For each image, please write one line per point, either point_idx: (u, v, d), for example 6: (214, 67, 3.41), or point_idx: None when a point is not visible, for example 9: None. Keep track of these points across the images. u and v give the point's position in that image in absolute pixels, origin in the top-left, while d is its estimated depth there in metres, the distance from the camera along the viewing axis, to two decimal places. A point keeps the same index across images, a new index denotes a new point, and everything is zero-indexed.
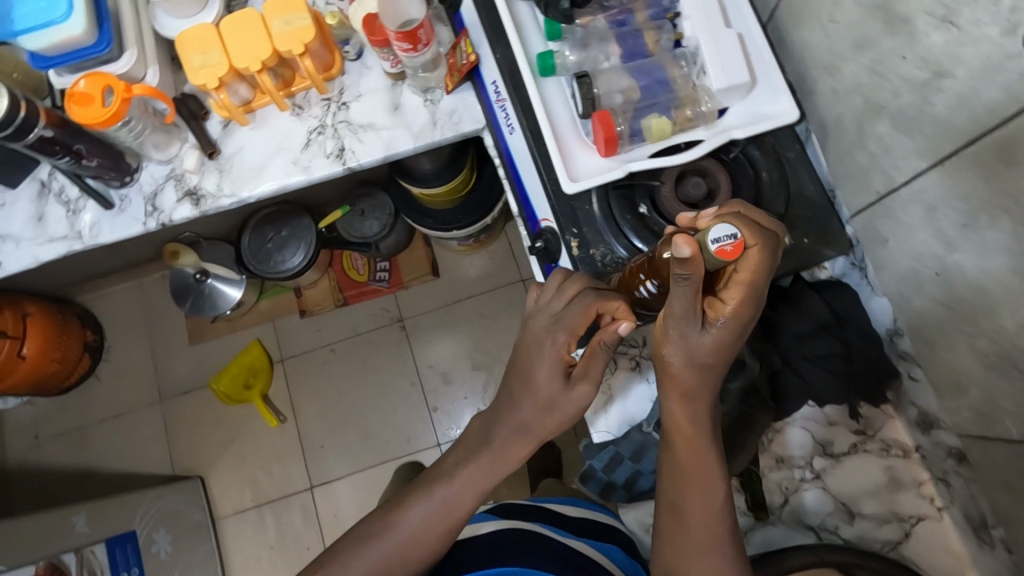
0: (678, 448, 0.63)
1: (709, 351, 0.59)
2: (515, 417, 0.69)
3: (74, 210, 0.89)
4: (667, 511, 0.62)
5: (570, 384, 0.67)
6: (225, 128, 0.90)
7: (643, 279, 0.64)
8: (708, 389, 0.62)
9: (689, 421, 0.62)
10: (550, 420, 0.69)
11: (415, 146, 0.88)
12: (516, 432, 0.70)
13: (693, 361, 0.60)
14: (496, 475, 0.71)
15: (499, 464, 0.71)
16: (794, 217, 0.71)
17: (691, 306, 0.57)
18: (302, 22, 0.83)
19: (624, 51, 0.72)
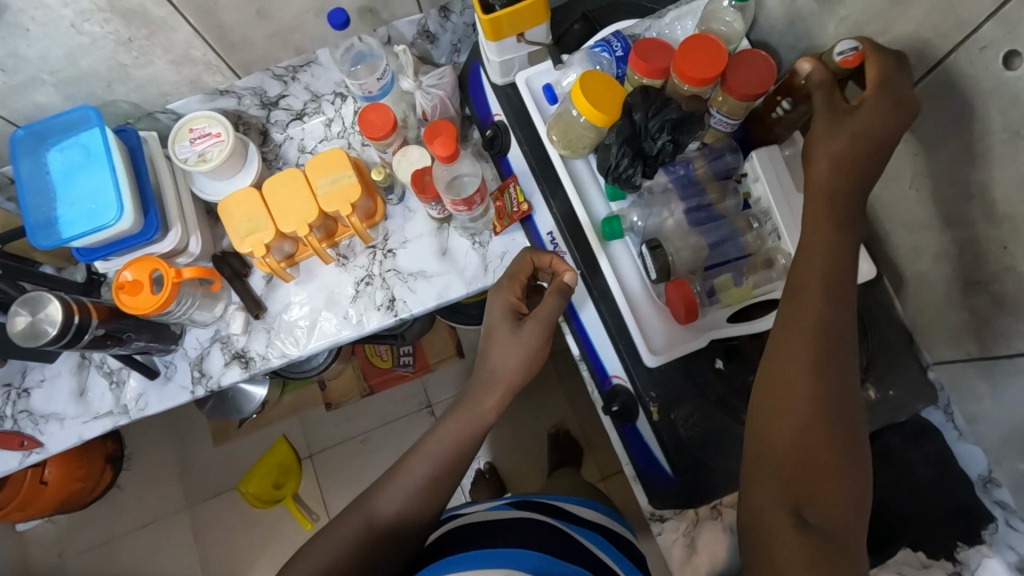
0: (801, 330, 0.53)
1: (862, 142, 0.53)
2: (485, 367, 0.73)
3: (117, 382, 0.85)
4: (790, 348, 0.53)
5: (520, 323, 0.71)
6: (269, 283, 0.88)
7: (778, 100, 0.64)
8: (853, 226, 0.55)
9: (812, 269, 0.54)
10: (513, 362, 0.72)
11: (468, 292, 0.87)
12: (486, 381, 0.73)
13: (841, 165, 0.54)
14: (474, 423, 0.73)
15: (478, 413, 0.73)
16: (879, 368, 0.68)
17: (827, 106, 0.55)
18: (348, 181, 0.82)
19: (688, 205, 0.71)
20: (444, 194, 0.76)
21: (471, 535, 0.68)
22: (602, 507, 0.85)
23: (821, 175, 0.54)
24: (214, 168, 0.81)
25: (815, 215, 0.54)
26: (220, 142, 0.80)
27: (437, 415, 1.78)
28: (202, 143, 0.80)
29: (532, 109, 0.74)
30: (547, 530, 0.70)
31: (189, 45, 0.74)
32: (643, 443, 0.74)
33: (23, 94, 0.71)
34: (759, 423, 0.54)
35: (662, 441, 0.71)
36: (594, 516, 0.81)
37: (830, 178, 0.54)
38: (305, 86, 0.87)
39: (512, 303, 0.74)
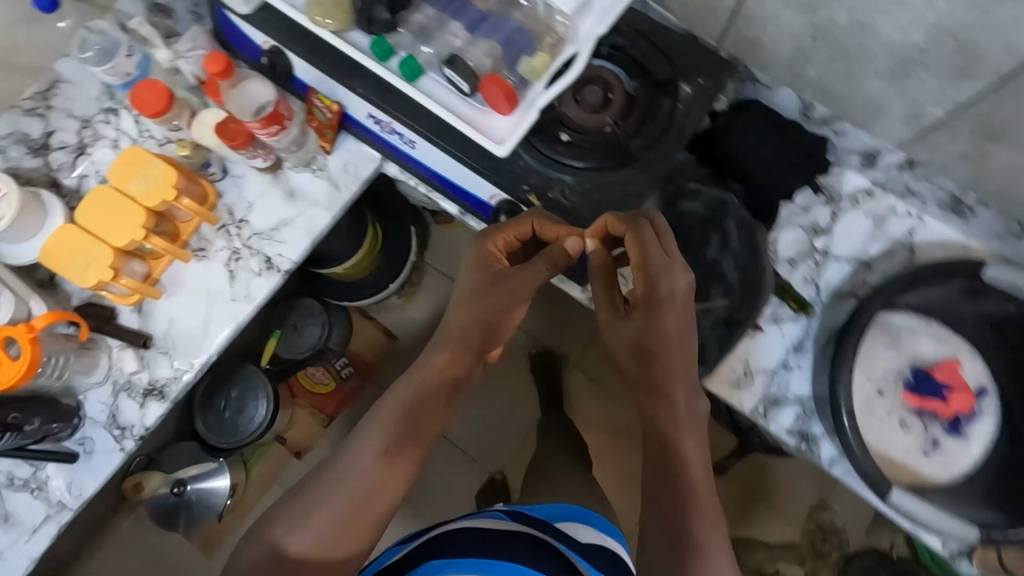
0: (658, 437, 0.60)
1: (648, 332, 0.62)
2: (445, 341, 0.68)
3: (38, 485, 0.78)
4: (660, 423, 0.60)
5: (495, 274, 0.68)
6: (141, 312, 0.83)
7: None
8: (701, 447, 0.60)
9: (688, 435, 0.60)
10: (472, 323, 0.68)
11: (333, 216, 0.87)
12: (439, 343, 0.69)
13: (652, 336, 0.62)
14: (427, 423, 0.66)
15: (420, 423, 0.65)
16: (682, 70, 0.77)
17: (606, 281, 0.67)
18: (159, 170, 0.78)
19: (465, 23, 0.75)
20: (252, 120, 0.76)
21: (467, 542, 0.67)
22: (599, 519, 0.79)
23: (622, 336, 0.63)
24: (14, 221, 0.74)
25: (647, 339, 0.62)
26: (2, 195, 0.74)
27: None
28: None
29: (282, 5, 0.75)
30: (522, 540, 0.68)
31: None
32: None
33: None
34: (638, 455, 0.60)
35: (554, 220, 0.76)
36: (592, 531, 0.76)
37: (632, 330, 0.63)
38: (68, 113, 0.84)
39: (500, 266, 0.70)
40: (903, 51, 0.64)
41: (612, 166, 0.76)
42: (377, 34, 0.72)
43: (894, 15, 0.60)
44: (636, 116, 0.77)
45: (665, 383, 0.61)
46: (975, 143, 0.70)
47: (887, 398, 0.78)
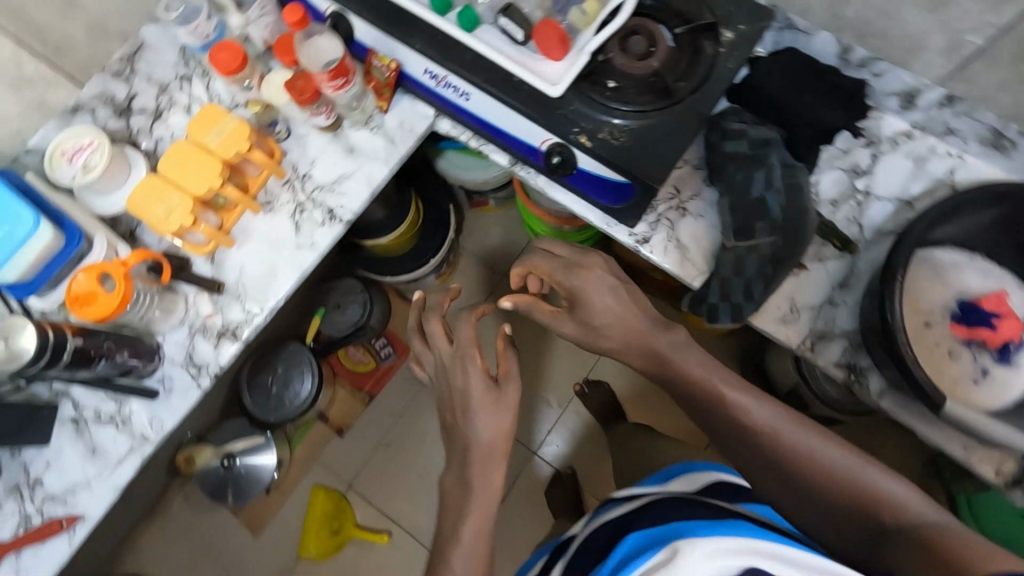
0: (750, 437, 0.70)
1: (729, 415, 0.71)
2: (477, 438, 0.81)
3: (122, 420, 0.83)
4: (751, 432, 0.70)
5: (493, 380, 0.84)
6: (214, 262, 0.89)
7: None
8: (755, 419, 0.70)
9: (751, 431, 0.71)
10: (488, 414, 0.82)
11: (390, 169, 0.92)
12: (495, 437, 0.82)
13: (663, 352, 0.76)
14: (485, 511, 0.78)
15: (485, 492, 0.79)
16: (723, 17, 0.81)
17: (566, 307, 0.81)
18: (233, 124, 0.85)
19: None
20: (318, 71, 0.83)
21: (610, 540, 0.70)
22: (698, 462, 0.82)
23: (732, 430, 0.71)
24: (101, 179, 0.82)
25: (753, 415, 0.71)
26: (97, 147, 0.81)
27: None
28: (79, 157, 0.80)
29: None
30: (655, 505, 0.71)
31: (17, 60, 0.74)
32: (593, 178, 0.83)
33: None
34: (760, 440, 0.69)
35: (605, 161, 0.79)
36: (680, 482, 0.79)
37: (710, 392, 0.72)
38: (147, 78, 0.90)
39: (583, 268, 0.81)
40: None
41: (660, 107, 0.79)
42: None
43: None
44: (681, 60, 0.81)
45: (742, 422, 0.70)
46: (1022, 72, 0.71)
47: (935, 330, 0.80)
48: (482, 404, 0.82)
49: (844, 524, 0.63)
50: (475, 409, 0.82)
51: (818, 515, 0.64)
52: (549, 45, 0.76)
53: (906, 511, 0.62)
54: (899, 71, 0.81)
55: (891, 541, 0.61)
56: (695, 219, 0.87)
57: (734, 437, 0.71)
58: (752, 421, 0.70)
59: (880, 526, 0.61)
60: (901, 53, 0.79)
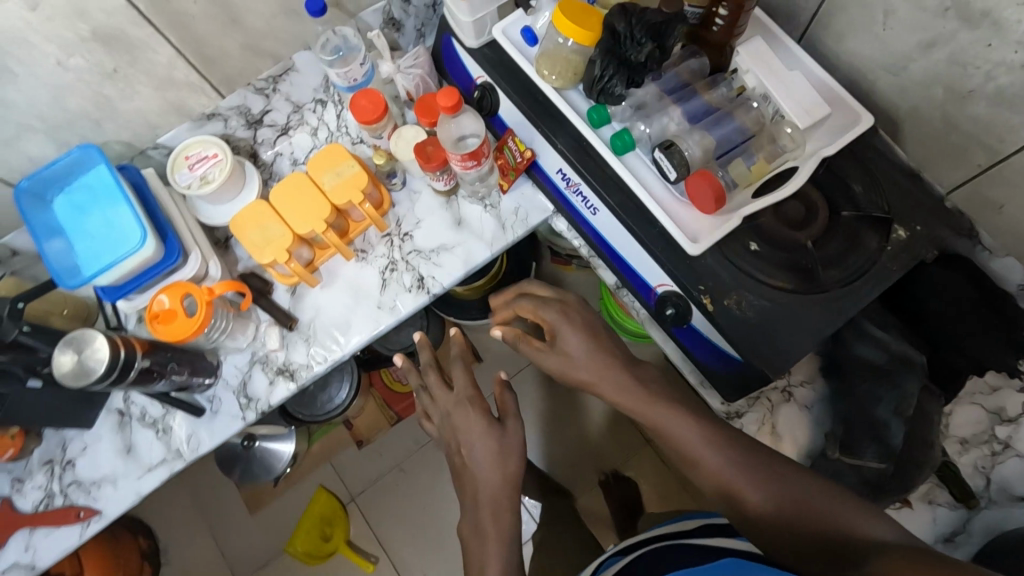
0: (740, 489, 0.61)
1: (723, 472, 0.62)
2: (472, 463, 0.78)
3: (164, 428, 0.83)
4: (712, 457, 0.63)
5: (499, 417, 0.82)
6: (294, 295, 0.87)
7: (716, 13, 0.68)
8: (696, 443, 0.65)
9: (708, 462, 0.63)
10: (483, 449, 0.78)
11: (492, 253, 0.87)
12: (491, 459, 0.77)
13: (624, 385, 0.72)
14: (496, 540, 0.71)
15: (492, 512, 0.73)
16: (900, 211, 0.72)
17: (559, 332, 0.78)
18: (352, 171, 0.82)
19: (686, 111, 0.73)
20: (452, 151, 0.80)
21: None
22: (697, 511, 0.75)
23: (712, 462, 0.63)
24: (214, 191, 0.80)
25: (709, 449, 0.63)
26: (219, 161, 0.80)
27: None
28: (201, 166, 0.80)
29: (516, 53, 0.77)
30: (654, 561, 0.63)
31: (172, 67, 0.73)
32: (702, 338, 0.76)
33: (12, 149, 0.70)
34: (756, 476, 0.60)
35: (723, 331, 0.72)
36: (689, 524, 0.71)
37: (695, 441, 0.65)
38: (286, 97, 0.89)
39: (563, 305, 0.80)
40: None
41: (800, 290, 0.71)
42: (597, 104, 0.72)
43: None
44: (838, 244, 0.72)
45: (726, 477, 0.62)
46: None
47: None
48: (484, 445, 0.79)
49: (782, 532, 0.56)
50: (477, 444, 0.79)
51: (761, 525, 0.58)
52: (703, 202, 0.68)
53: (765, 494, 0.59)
54: None
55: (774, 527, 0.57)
56: (799, 411, 0.78)
57: (706, 481, 0.63)
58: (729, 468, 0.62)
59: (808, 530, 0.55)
60: None
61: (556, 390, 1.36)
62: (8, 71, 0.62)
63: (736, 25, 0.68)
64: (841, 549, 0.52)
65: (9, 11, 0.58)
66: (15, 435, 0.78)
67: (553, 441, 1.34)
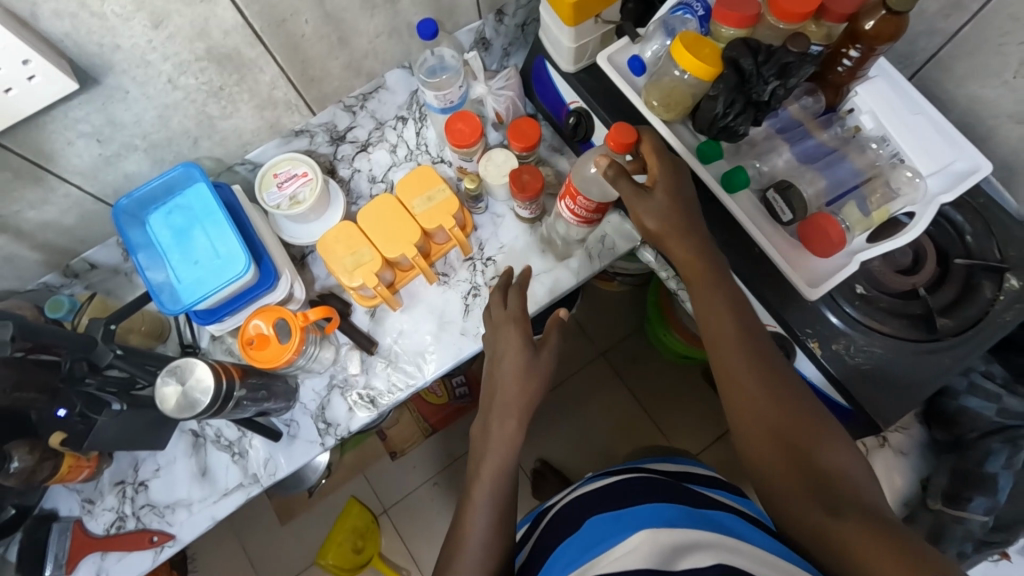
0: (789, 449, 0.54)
1: (794, 426, 0.55)
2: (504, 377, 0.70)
3: (240, 452, 0.80)
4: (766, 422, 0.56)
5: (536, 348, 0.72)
6: (373, 317, 0.85)
7: (845, 53, 0.66)
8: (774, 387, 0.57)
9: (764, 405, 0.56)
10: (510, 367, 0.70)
11: (578, 282, 0.85)
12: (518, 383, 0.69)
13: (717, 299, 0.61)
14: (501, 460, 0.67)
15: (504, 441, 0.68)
16: (1013, 260, 0.71)
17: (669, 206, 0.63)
18: (444, 195, 0.81)
19: (797, 150, 0.73)
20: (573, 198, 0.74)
21: (576, 514, 0.65)
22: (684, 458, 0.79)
23: (772, 405, 0.56)
24: (304, 210, 0.78)
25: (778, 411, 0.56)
26: (309, 181, 0.78)
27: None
28: (291, 186, 0.78)
29: (621, 83, 0.75)
30: (651, 487, 0.66)
31: (274, 85, 0.71)
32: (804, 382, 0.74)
33: (111, 165, 0.68)
34: (810, 445, 0.53)
35: (831, 377, 0.70)
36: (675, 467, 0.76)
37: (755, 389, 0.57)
38: (372, 114, 0.87)
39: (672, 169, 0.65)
40: None
41: (912, 336, 0.70)
42: (708, 141, 0.70)
43: None
44: (949, 292, 0.71)
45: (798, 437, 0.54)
46: None
47: None
48: (511, 364, 0.70)
49: (756, 434, 0.56)
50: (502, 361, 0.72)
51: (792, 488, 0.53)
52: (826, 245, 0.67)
53: (759, 399, 0.56)
54: None
55: (759, 432, 0.56)
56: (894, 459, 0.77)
57: (753, 443, 0.57)
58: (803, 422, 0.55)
59: (787, 429, 0.54)
60: None
61: (606, 410, 1.35)
62: (123, 90, 0.60)
63: (863, 67, 0.67)
64: (810, 448, 0.53)
65: (136, 31, 0.56)
66: (91, 456, 0.75)
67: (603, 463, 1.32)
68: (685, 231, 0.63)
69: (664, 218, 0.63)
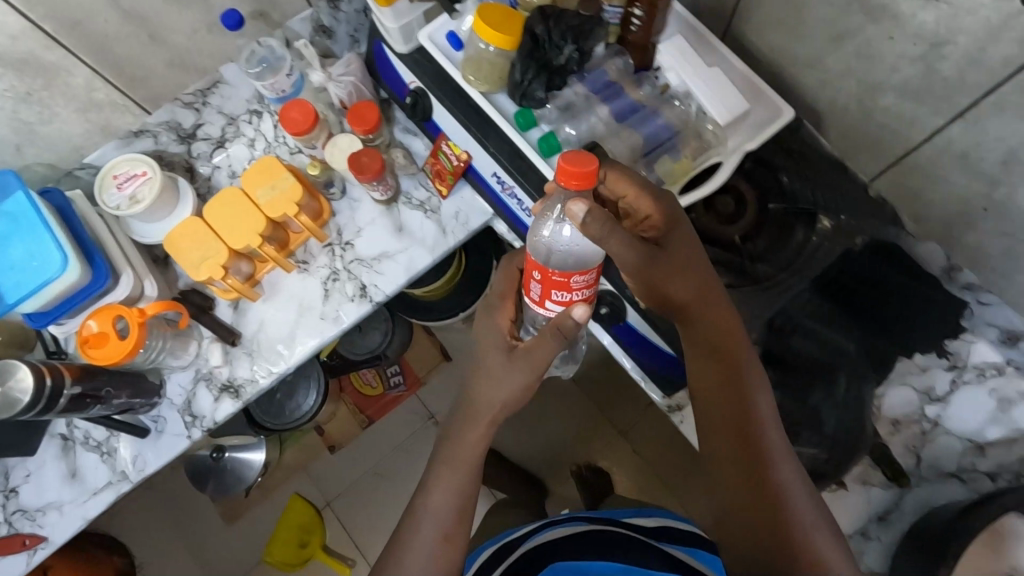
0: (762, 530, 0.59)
1: (771, 497, 0.59)
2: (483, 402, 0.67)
3: (108, 451, 0.82)
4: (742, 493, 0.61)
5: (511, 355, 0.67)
6: (237, 309, 0.87)
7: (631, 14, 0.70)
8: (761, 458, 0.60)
9: (743, 482, 0.61)
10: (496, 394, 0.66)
11: (434, 259, 0.87)
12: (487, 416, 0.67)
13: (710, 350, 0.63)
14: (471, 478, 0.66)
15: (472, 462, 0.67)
16: (825, 201, 0.74)
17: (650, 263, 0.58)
18: (288, 184, 0.82)
19: (615, 110, 0.74)
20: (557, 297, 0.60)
21: (549, 552, 0.83)
22: (657, 511, 0.93)
23: (745, 481, 0.61)
24: (148, 209, 0.79)
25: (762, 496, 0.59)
26: (148, 179, 0.79)
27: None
28: (130, 186, 0.79)
29: (441, 58, 0.77)
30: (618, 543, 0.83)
31: (90, 86, 0.74)
32: (639, 334, 0.78)
33: None
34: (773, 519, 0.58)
35: (658, 328, 0.74)
36: (653, 520, 0.90)
37: (738, 468, 0.61)
38: (218, 109, 0.88)
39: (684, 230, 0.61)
40: None
41: (731, 283, 0.74)
42: (521, 108, 0.72)
43: None
44: (767, 237, 0.75)
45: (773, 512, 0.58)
46: None
47: None
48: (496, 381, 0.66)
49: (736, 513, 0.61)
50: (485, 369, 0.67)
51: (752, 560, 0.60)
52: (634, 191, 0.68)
53: (743, 477, 0.61)
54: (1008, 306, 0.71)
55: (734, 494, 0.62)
56: None
57: (728, 518, 0.62)
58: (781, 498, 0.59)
59: (763, 512, 0.59)
60: None
61: None
62: None
63: (654, 28, 0.70)
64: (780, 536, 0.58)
65: None
66: None
67: (521, 437, 1.35)
68: (705, 305, 0.62)
69: (672, 282, 0.60)
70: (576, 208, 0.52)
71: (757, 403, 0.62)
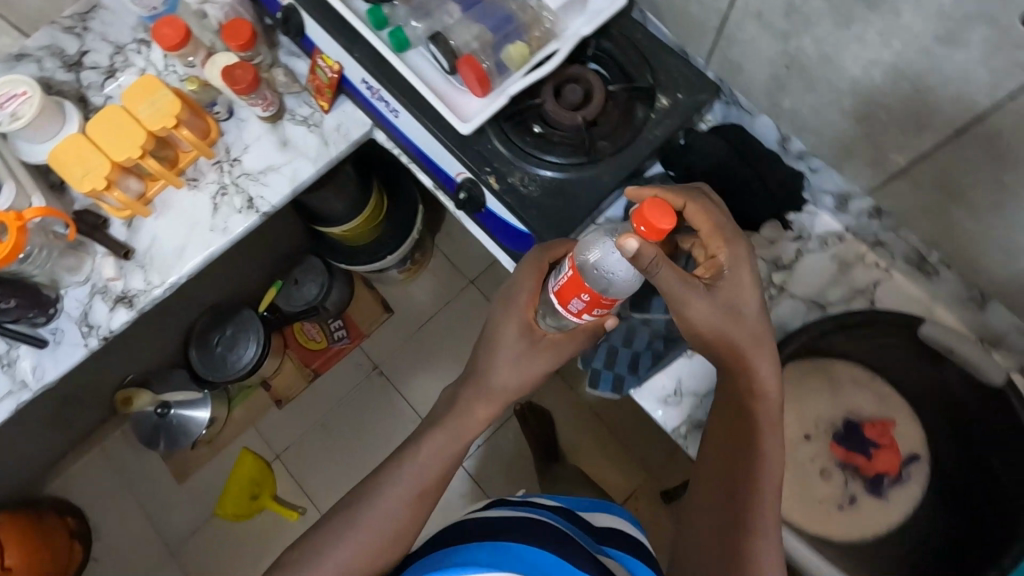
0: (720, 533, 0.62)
1: (739, 508, 0.62)
2: (489, 384, 0.74)
3: (8, 362, 0.86)
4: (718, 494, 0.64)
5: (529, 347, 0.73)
6: (130, 227, 0.91)
7: None
8: (739, 467, 0.63)
9: (722, 495, 0.64)
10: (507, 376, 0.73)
11: (317, 169, 0.92)
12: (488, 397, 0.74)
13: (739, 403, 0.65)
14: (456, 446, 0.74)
15: (460, 430, 0.74)
16: (662, 83, 0.79)
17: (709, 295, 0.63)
18: (167, 99, 0.85)
19: (462, 4, 0.79)
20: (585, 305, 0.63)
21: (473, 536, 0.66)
22: (620, 510, 0.88)
23: (723, 490, 0.64)
24: (33, 126, 0.83)
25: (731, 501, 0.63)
26: (28, 98, 0.82)
27: (421, 415, 1.78)
28: (10, 104, 0.82)
29: None
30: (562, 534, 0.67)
31: None
32: (499, 218, 0.81)
33: None
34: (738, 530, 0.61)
35: (509, 206, 0.77)
36: (616, 519, 0.85)
37: (719, 474, 0.65)
38: (103, 37, 0.93)
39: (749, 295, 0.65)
40: (864, 91, 0.62)
41: (576, 161, 0.77)
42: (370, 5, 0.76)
43: (856, 51, 0.59)
44: (612, 118, 0.78)
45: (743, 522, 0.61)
46: (938, 201, 0.65)
47: (813, 444, 0.76)
48: (504, 361, 0.73)
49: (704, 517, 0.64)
50: (502, 346, 0.74)
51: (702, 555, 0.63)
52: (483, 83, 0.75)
53: (722, 488, 0.64)
54: (832, 169, 0.77)
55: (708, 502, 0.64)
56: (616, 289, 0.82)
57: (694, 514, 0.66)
58: (747, 514, 0.61)
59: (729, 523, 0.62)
60: (831, 155, 0.74)
61: None
62: None
63: None
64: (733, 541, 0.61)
65: None
66: None
67: None
68: (749, 353, 0.64)
69: (714, 322, 0.63)
70: (628, 245, 0.56)
71: (760, 432, 0.64)
